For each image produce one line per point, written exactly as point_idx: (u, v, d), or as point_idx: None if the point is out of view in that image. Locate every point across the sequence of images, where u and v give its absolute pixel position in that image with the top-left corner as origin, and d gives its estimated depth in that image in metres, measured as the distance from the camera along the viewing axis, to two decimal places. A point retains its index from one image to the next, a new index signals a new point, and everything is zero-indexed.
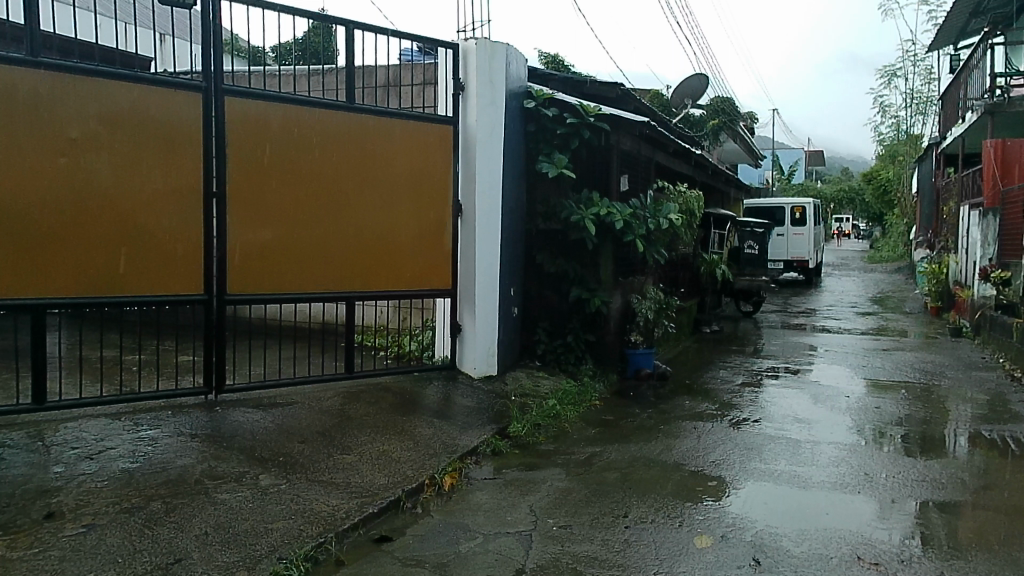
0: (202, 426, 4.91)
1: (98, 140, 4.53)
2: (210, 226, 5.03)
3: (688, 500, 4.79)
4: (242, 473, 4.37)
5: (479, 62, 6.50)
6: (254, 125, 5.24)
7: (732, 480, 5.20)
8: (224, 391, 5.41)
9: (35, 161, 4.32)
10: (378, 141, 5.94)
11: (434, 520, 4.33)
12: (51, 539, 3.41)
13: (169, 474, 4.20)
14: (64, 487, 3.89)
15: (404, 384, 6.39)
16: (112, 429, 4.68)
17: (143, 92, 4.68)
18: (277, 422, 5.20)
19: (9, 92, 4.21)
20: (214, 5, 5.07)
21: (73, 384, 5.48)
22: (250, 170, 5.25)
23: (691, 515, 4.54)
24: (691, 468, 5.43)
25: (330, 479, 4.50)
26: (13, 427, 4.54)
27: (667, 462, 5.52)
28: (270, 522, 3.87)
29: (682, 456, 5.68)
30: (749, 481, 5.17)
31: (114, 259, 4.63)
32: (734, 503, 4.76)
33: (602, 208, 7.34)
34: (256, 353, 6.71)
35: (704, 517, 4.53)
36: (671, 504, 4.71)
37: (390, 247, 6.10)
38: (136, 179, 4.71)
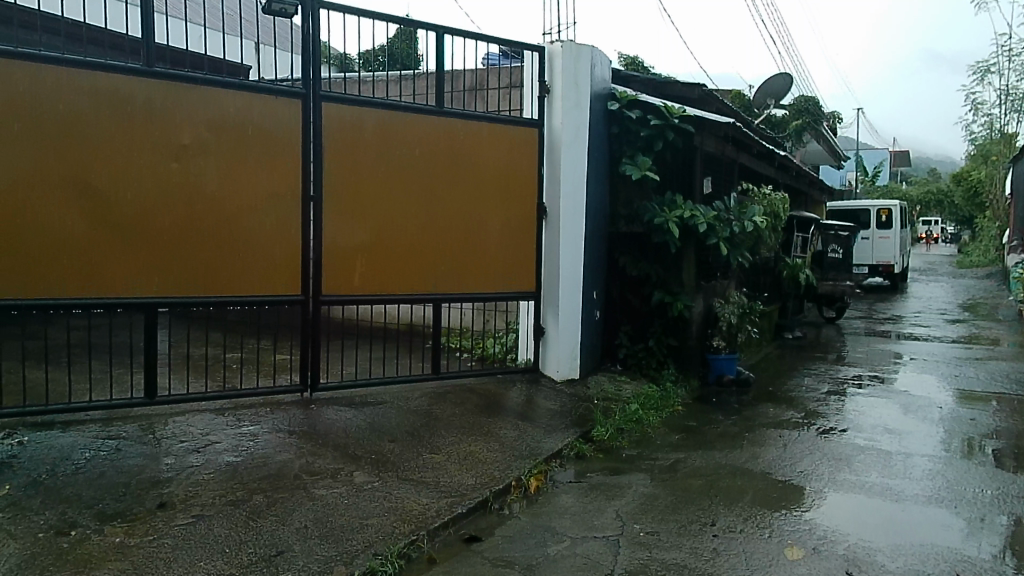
0: (299, 423, 5.04)
1: (205, 146, 4.70)
2: (306, 229, 5.16)
3: (774, 509, 4.67)
4: (336, 470, 4.47)
5: (565, 66, 6.48)
6: (349, 130, 5.35)
7: (822, 491, 5.03)
8: (318, 390, 5.54)
9: (148, 166, 4.50)
10: (466, 145, 6.03)
11: (521, 522, 4.34)
12: (165, 527, 3.53)
13: (269, 469, 4.33)
14: (176, 478, 4.01)
15: (488, 387, 6.43)
16: (217, 423, 4.82)
17: (248, 99, 4.83)
18: (368, 421, 5.30)
19: (127, 101, 4.39)
20: (313, 15, 5.12)
21: (178, 379, 5.67)
22: (344, 174, 5.37)
23: (781, 525, 4.42)
24: (777, 477, 5.28)
25: (420, 478, 4.56)
26: (128, 419, 4.64)
27: (752, 470, 5.39)
28: (364, 518, 3.95)
29: (768, 465, 5.53)
30: (837, 493, 4.99)
31: (218, 260, 4.79)
32: (824, 515, 4.61)
33: (685, 211, 7.22)
34: (347, 353, 6.85)
35: (794, 527, 4.40)
36: (758, 514, 4.59)
37: (476, 248, 6.17)
38: (241, 183, 4.87)
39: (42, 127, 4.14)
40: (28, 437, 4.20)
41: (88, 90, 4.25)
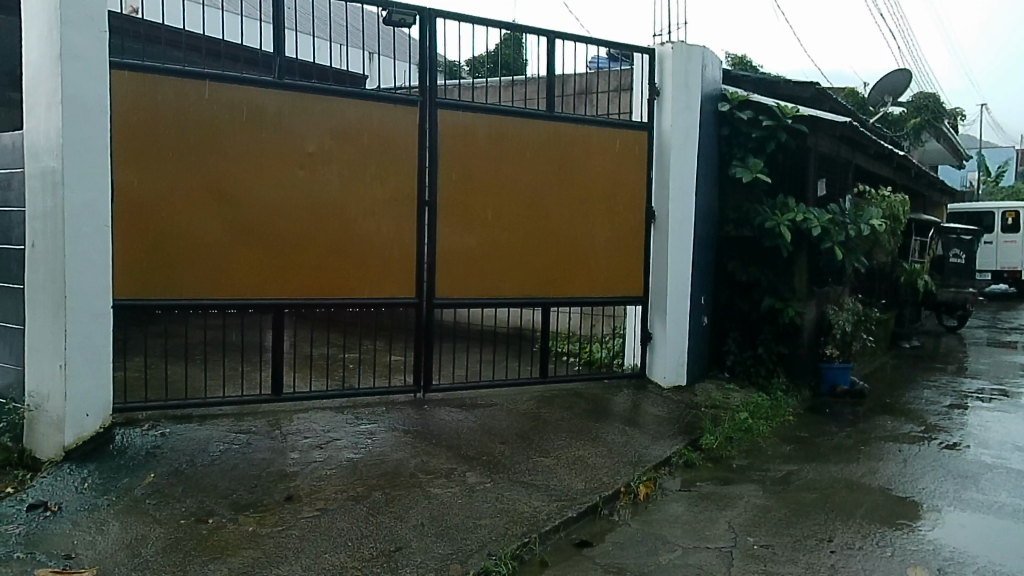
0: (413, 422, 5.14)
1: (329, 153, 4.87)
2: (421, 233, 5.28)
3: (896, 527, 4.44)
4: (450, 470, 4.55)
5: (675, 67, 6.38)
6: (463, 134, 5.45)
7: (946, 509, 4.74)
8: (431, 390, 5.63)
9: (278, 173, 4.70)
10: (574, 150, 6.03)
11: (632, 529, 4.29)
12: (293, 519, 3.68)
13: (386, 467, 4.44)
14: (301, 472, 4.15)
15: (595, 391, 6.38)
16: (339, 420, 4.95)
17: (368, 108, 4.99)
18: (479, 423, 5.37)
19: (258, 111, 4.60)
20: (429, 26, 5.22)
21: (300, 376, 5.89)
22: (457, 178, 5.45)
23: (904, 544, 4.19)
24: (898, 493, 5.02)
25: (529, 480, 4.59)
26: (256, 415, 4.78)
27: (869, 485, 5.15)
28: (477, 518, 4.00)
29: (887, 480, 5.26)
30: (964, 512, 4.69)
31: (339, 263, 4.95)
32: (951, 535, 4.34)
33: (798, 214, 6.97)
34: (458, 355, 6.94)
35: (918, 547, 4.17)
36: (878, 531, 4.37)
37: (583, 252, 6.16)
38: (361, 188, 5.02)
39: (185, 138, 4.39)
40: (170, 428, 4.32)
41: (224, 102, 4.48)
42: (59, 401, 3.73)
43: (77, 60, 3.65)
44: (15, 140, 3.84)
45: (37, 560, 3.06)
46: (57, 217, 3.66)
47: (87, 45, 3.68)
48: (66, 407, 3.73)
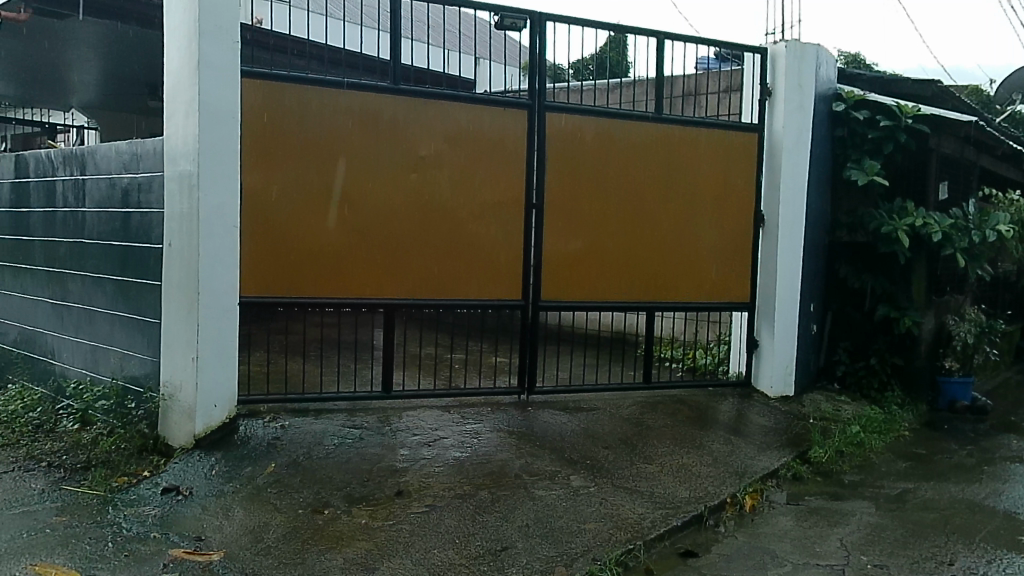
0: (517, 424, 5.17)
1: (440, 157, 4.96)
2: (528, 236, 5.31)
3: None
4: (555, 472, 4.55)
5: (789, 67, 6.17)
6: (571, 137, 5.44)
7: None
8: (535, 393, 5.63)
9: (393, 176, 4.83)
10: (681, 153, 5.93)
11: (738, 542, 4.18)
12: (403, 513, 3.77)
13: (491, 466, 4.49)
14: (411, 469, 4.24)
15: (700, 399, 6.24)
16: (445, 419, 5.04)
17: (479, 112, 5.06)
18: (582, 426, 5.34)
19: (374, 116, 4.74)
20: (540, 30, 5.24)
21: (410, 375, 6.02)
22: (564, 181, 5.45)
23: None
24: None
25: (633, 487, 4.53)
26: (367, 411, 4.92)
27: (995, 508, 4.83)
28: (582, 521, 3.99)
29: (1014, 503, 4.92)
30: None
31: (448, 265, 5.04)
32: None
33: (917, 218, 6.61)
34: (561, 358, 6.94)
35: None
36: (1007, 557, 4.10)
37: (689, 255, 6.05)
38: (471, 191, 5.09)
39: (307, 143, 4.56)
40: (289, 421, 4.51)
41: (342, 108, 4.65)
42: (191, 392, 3.95)
43: (212, 70, 3.86)
44: (156, 145, 4.09)
45: (171, 540, 3.26)
46: (192, 218, 3.88)
47: (223, 55, 3.89)
48: (196, 397, 3.93)
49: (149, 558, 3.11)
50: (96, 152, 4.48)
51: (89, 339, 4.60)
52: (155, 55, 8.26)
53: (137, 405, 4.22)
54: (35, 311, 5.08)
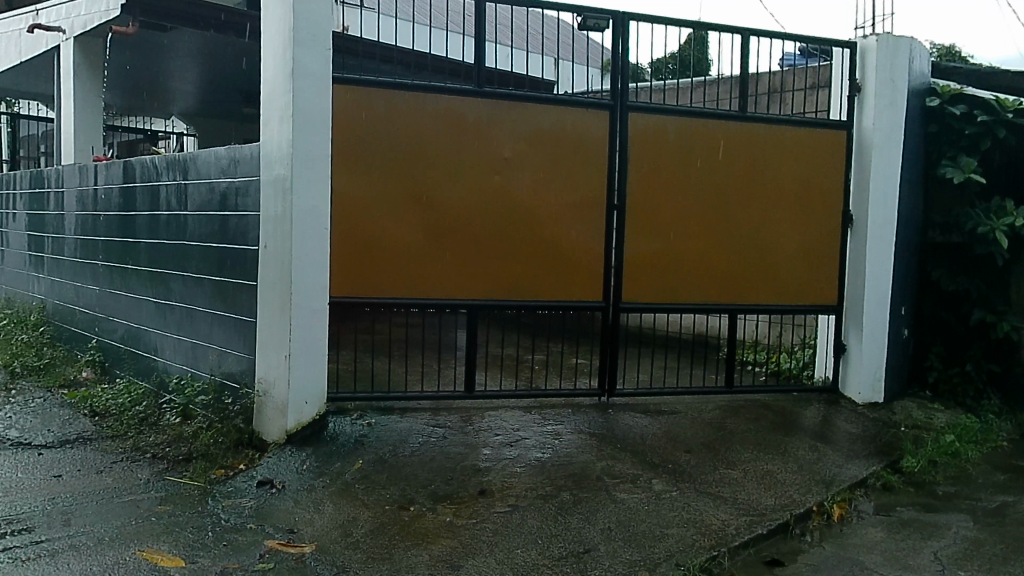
0: (598, 426, 5.14)
1: (522, 159, 4.98)
2: (610, 238, 5.27)
3: None
4: (637, 476, 4.51)
5: (880, 62, 5.95)
6: (653, 137, 5.39)
7: None
8: (616, 395, 5.59)
9: (475, 177, 4.88)
10: (766, 153, 5.79)
11: (827, 552, 4.05)
12: (486, 512, 3.80)
13: (573, 468, 4.47)
14: (493, 468, 4.27)
15: (785, 404, 6.07)
16: (527, 419, 5.06)
17: (561, 113, 5.05)
18: (664, 429, 5.27)
19: (459, 119, 4.80)
20: (622, 30, 5.19)
21: (491, 376, 6.06)
22: (647, 183, 5.40)
23: None
24: None
25: (716, 492, 4.45)
26: (449, 411, 4.98)
27: None
28: (665, 526, 3.94)
29: None
30: None
31: (530, 267, 5.05)
32: None
33: (1018, 218, 6.27)
34: (641, 361, 6.87)
35: None
36: None
37: (774, 257, 5.90)
38: (554, 193, 5.09)
39: (393, 147, 4.66)
40: (375, 419, 4.61)
41: (428, 112, 4.72)
42: (283, 388, 4.07)
43: (306, 77, 3.97)
44: (252, 151, 4.25)
45: (266, 532, 3.38)
46: (286, 220, 4.01)
47: (316, 63, 4.00)
48: (288, 394, 4.06)
49: (245, 548, 3.23)
50: (197, 158, 4.68)
51: (189, 337, 4.81)
52: (248, 63, 8.56)
53: (234, 401, 4.38)
54: (139, 309, 5.35)
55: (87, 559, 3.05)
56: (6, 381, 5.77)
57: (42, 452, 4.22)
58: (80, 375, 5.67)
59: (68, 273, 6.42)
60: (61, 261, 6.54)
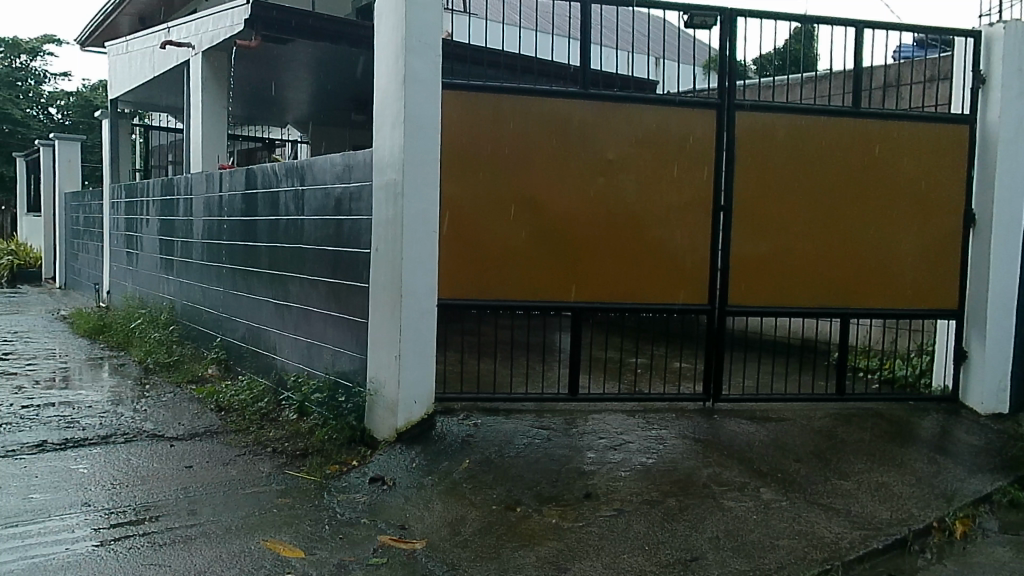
0: (703, 431, 5.04)
1: (627, 161, 4.94)
2: (716, 239, 5.15)
3: None
4: (744, 484, 4.38)
5: (1007, 48, 5.55)
6: (763, 137, 5.23)
7: None
8: (721, 400, 5.45)
9: (580, 180, 4.88)
10: (883, 150, 5.52)
11: (950, 571, 3.83)
12: (592, 515, 3.78)
13: (679, 474, 4.39)
14: (598, 472, 4.25)
15: (899, 413, 5.72)
16: (631, 423, 5.01)
17: (667, 113, 4.99)
18: (772, 436, 5.10)
19: (564, 121, 4.81)
20: (731, 29, 5.07)
21: (593, 379, 6.05)
22: (756, 183, 5.24)
23: None
24: None
25: (827, 503, 4.28)
26: (553, 413, 5.00)
27: None
28: (776, 536, 3.82)
29: None
30: None
31: (634, 269, 5.00)
32: None
33: None
34: (747, 366, 6.69)
35: None
36: None
37: (889, 260, 5.62)
38: (659, 195, 5.02)
39: (499, 150, 4.71)
40: (481, 420, 4.67)
41: (534, 115, 4.76)
42: (394, 387, 4.17)
43: (417, 83, 4.06)
44: (366, 156, 4.38)
45: (378, 527, 3.48)
46: (397, 222, 4.11)
47: (427, 69, 4.09)
48: (399, 393, 4.15)
49: (360, 541, 3.33)
50: (314, 164, 4.87)
51: (305, 337, 5.01)
52: (358, 72, 8.83)
53: (346, 398, 4.50)
54: (259, 310, 5.61)
55: (216, 546, 3.22)
56: (141, 375, 6.16)
57: (174, 444, 4.47)
58: (205, 372, 5.99)
59: (195, 275, 6.80)
60: (189, 264, 6.93)
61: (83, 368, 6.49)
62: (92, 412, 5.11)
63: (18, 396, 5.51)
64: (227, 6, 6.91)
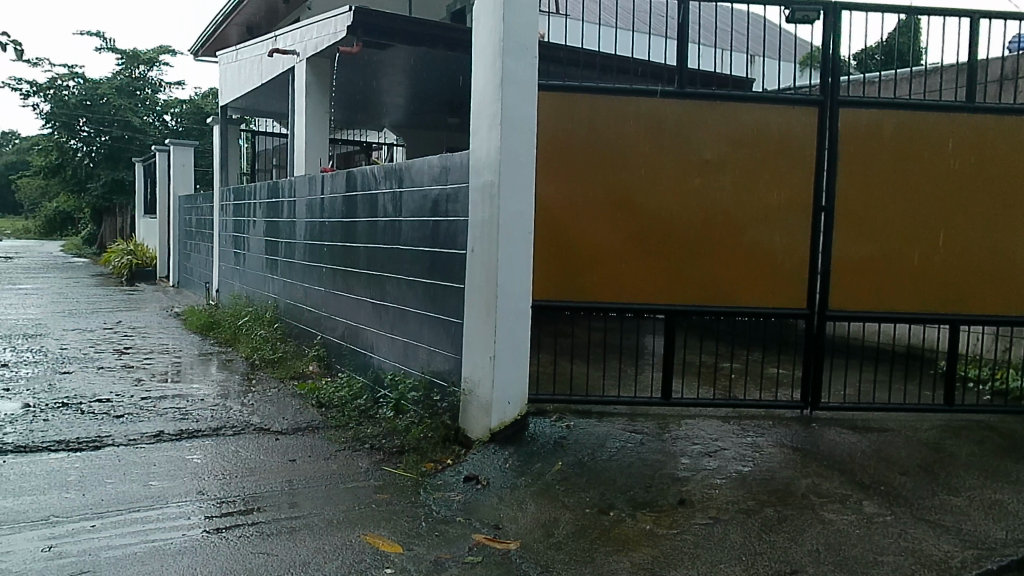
0: (801, 440, 4.84)
1: (725, 161, 4.83)
2: (816, 242, 4.93)
3: None
4: (845, 496, 4.17)
5: None
6: (867, 135, 4.93)
7: None
8: (820, 409, 5.21)
9: (674, 180, 4.80)
10: (1005, 145, 5.02)
11: None
12: (687, 523, 3.70)
13: (777, 484, 4.23)
14: (693, 479, 4.15)
15: (1014, 427, 5.37)
16: (725, 430, 4.89)
17: (765, 111, 4.84)
18: (874, 448, 4.82)
19: (660, 122, 4.76)
20: (835, 24, 4.89)
21: (687, 383, 5.94)
22: (859, 183, 4.96)
23: None
24: None
25: (937, 520, 3.99)
26: (645, 417, 4.94)
27: None
28: (881, 552, 3.60)
29: None
30: None
31: (728, 271, 4.88)
32: None
33: None
34: (848, 374, 6.44)
35: None
36: None
37: (1013, 264, 5.08)
38: (758, 196, 4.88)
39: (591, 151, 4.70)
40: (573, 422, 4.65)
41: (628, 115, 4.72)
42: (488, 388, 4.21)
43: (513, 85, 4.08)
44: (463, 158, 4.43)
45: (473, 526, 3.51)
46: (493, 224, 4.14)
47: (523, 71, 4.11)
48: (493, 393, 4.18)
49: (456, 540, 3.37)
50: (412, 167, 4.97)
51: (401, 337, 5.11)
52: (452, 74, 8.92)
53: (442, 398, 4.62)
54: (358, 309, 5.75)
55: (319, 538, 3.31)
56: (247, 371, 6.42)
57: (280, 437, 4.64)
58: (307, 368, 6.19)
59: (297, 275, 7.04)
60: (292, 264, 7.18)
61: (195, 362, 6.82)
62: (203, 405, 5.36)
63: (137, 388, 5.83)
64: (329, 14, 7.13)
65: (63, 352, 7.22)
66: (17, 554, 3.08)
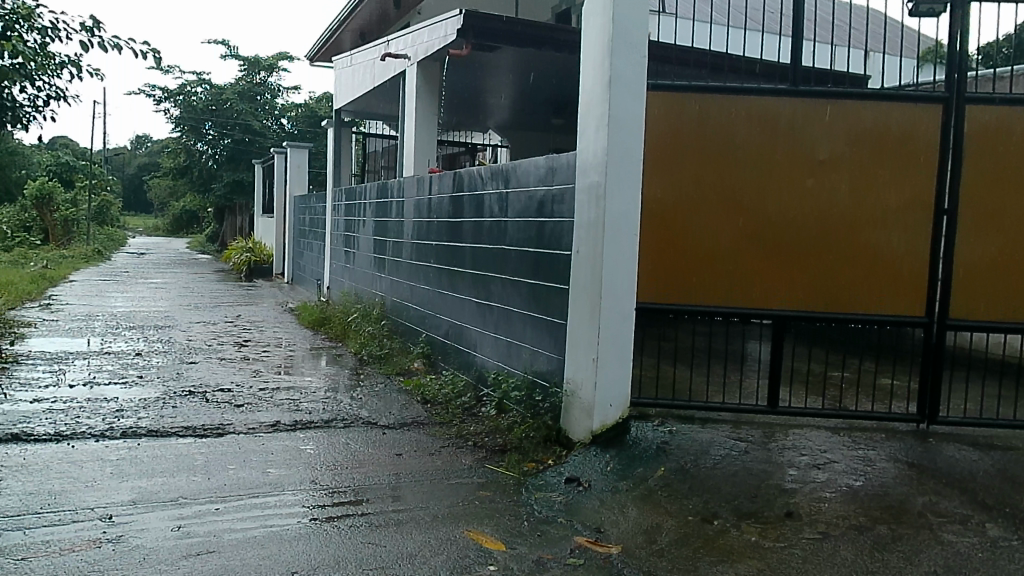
0: (917, 455, 4.53)
1: (841, 162, 4.63)
2: (938, 245, 4.63)
3: None
4: (967, 516, 3.90)
5: None
6: (999, 132, 4.58)
7: None
8: (938, 423, 4.87)
9: (784, 180, 4.65)
10: None
11: None
12: (794, 536, 3.57)
13: (891, 500, 4.02)
14: (800, 491, 4.00)
15: None
16: (835, 441, 4.68)
17: (885, 108, 4.60)
18: (1001, 467, 4.42)
19: (770, 121, 4.63)
20: (963, 15, 4.58)
21: (795, 392, 5.74)
22: (990, 183, 4.61)
23: None
24: None
25: None
26: (750, 425, 4.79)
27: None
28: None
29: None
30: None
31: (841, 275, 4.68)
32: None
33: None
34: (973, 388, 6.04)
35: None
36: None
37: None
38: (874, 197, 4.65)
39: (697, 152, 4.64)
40: (676, 427, 4.57)
41: (736, 115, 4.64)
42: (589, 389, 4.21)
43: (621, 85, 4.05)
44: (569, 159, 4.44)
45: (575, 528, 3.52)
46: (599, 224, 4.13)
47: (631, 70, 4.07)
48: (594, 395, 4.18)
49: (557, 541, 3.37)
50: (518, 168, 5.01)
51: (505, 337, 5.16)
52: (554, 74, 8.90)
53: (544, 398, 4.63)
54: (463, 308, 5.84)
55: (425, 531, 3.38)
56: (356, 366, 6.62)
57: (387, 431, 4.77)
58: (412, 364, 6.33)
59: (404, 273, 7.21)
60: (399, 263, 7.36)
61: (308, 356, 7.09)
62: (316, 397, 5.56)
63: (256, 378, 6.12)
64: (439, 18, 7.29)
65: (188, 343, 7.67)
66: (151, 532, 3.28)
